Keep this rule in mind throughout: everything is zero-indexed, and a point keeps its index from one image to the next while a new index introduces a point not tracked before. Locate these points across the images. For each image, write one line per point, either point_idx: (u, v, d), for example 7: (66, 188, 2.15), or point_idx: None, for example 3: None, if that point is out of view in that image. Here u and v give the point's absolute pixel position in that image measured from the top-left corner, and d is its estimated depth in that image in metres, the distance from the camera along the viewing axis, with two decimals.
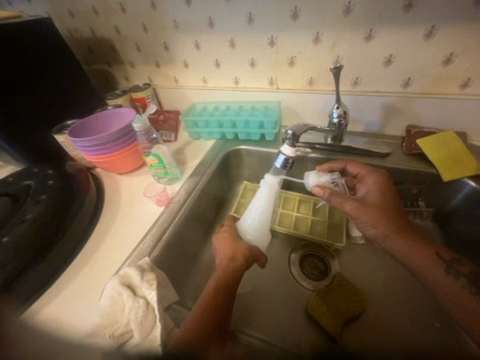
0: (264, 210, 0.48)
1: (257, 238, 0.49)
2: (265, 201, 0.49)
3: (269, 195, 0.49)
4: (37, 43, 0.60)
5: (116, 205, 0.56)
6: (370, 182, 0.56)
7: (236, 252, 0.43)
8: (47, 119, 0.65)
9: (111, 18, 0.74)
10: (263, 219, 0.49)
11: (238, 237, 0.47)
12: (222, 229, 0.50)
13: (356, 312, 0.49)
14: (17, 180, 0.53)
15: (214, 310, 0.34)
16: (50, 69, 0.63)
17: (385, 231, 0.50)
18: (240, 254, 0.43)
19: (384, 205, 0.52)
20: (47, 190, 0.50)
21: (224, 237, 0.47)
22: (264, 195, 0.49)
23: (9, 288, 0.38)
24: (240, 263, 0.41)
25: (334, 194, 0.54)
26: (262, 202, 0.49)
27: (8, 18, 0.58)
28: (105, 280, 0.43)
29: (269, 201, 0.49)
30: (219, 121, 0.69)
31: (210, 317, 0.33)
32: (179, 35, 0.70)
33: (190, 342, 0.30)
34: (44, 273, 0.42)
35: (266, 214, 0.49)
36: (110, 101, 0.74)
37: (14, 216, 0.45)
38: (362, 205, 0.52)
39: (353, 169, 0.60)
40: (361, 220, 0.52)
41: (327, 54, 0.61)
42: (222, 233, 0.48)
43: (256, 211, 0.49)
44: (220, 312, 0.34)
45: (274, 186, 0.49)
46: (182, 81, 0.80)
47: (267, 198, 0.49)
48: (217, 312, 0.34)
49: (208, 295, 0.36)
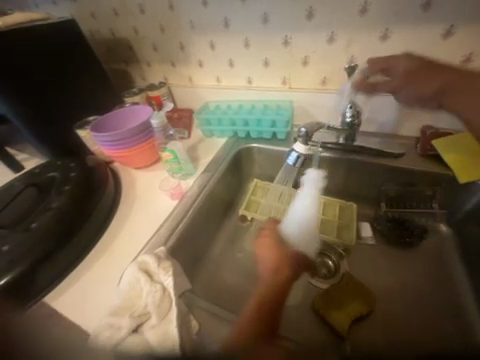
0: (309, 208, 0.45)
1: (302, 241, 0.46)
2: (311, 198, 0.46)
3: (314, 191, 0.46)
4: (64, 43, 0.64)
5: (132, 198, 0.58)
6: (402, 64, 0.51)
7: (281, 264, 0.40)
8: (69, 115, 0.68)
9: (131, 19, 0.77)
10: (308, 219, 0.45)
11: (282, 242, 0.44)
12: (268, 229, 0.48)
13: (363, 310, 0.50)
14: (42, 172, 0.57)
15: (264, 313, 0.34)
16: (72, 67, 0.67)
17: (436, 87, 0.49)
18: (286, 260, 0.41)
19: (426, 66, 0.50)
20: (70, 181, 0.53)
21: (266, 242, 0.44)
22: (311, 192, 0.46)
23: (37, 270, 0.42)
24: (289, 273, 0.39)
25: (378, 83, 0.54)
26: (306, 200, 0.46)
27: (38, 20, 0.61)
28: (122, 267, 0.46)
29: (315, 198, 0.46)
30: (232, 120, 0.70)
31: (260, 321, 0.33)
32: (195, 35, 0.73)
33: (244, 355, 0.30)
34: (68, 258, 0.46)
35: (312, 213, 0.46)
36: (127, 99, 0.77)
37: (41, 205, 0.48)
38: (412, 77, 0.51)
39: (381, 65, 0.53)
40: (417, 90, 0.51)
41: (342, 54, 0.61)
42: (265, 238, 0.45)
43: (300, 209, 0.46)
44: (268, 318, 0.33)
45: (319, 181, 0.46)
46: (196, 80, 0.82)
47: (314, 194, 0.46)
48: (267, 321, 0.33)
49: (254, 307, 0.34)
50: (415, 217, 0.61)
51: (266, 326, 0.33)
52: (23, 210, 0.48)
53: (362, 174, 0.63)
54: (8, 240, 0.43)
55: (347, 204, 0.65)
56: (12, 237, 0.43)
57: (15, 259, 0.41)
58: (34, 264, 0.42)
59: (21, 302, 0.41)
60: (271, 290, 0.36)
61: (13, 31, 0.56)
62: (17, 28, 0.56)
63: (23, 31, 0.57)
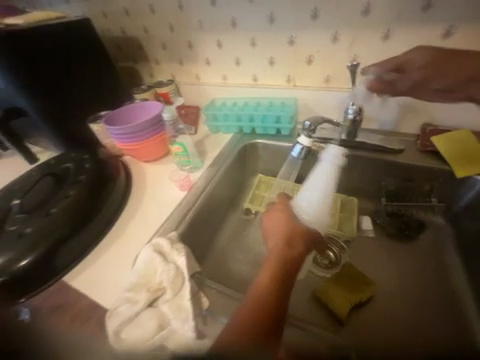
0: (323, 186, 0.48)
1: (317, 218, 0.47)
2: (327, 175, 0.48)
3: (329, 167, 0.48)
4: (79, 42, 0.67)
5: (142, 188, 0.61)
6: (420, 57, 0.50)
7: (292, 236, 0.42)
8: (82, 110, 0.71)
9: (141, 18, 0.80)
10: (325, 194, 0.48)
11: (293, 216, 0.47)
12: (273, 207, 0.50)
13: (362, 298, 0.52)
14: (57, 163, 0.60)
15: (269, 299, 0.34)
16: (86, 64, 0.70)
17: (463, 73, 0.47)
18: (297, 234, 0.43)
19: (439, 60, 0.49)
20: (85, 172, 0.56)
21: (277, 217, 0.47)
22: (326, 169, 0.48)
23: (56, 252, 0.45)
24: (299, 249, 0.41)
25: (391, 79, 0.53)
26: (322, 176, 0.48)
27: (54, 18, 0.65)
28: (134, 252, 0.48)
29: (332, 173, 0.48)
30: (238, 116, 0.73)
31: (267, 306, 0.33)
32: (203, 34, 0.75)
33: (258, 327, 0.31)
34: (84, 242, 0.48)
35: (328, 187, 0.48)
36: (137, 95, 0.80)
37: (58, 193, 0.51)
38: (432, 68, 0.49)
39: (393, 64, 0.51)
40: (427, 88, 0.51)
41: (345, 53, 0.63)
42: (275, 213, 0.48)
43: (317, 186, 0.48)
44: (279, 292, 0.35)
45: (337, 158, 0.48)
46: (203, 77, 0.85)
47: (329, 171, 0.48)
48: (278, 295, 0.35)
49: (264, 288, 0.35)
50: (415, 211, 0.63)
51: (274, 312, 0.33)
52: (40, 198, 0.50)
53: (364, 169, 0.65)
54: (30, 224, 0.45)
55: (347, 199, 0.67)
56: (33, 222, 0.46)
57: (37, 242, 0.43)
58: (55, 245, 0.45)
59: (42, 281, 0.44)
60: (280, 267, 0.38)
61: (30, 27, 0.58)
62: (34, 25, 0.58)
63: (40, 28, 0.59)
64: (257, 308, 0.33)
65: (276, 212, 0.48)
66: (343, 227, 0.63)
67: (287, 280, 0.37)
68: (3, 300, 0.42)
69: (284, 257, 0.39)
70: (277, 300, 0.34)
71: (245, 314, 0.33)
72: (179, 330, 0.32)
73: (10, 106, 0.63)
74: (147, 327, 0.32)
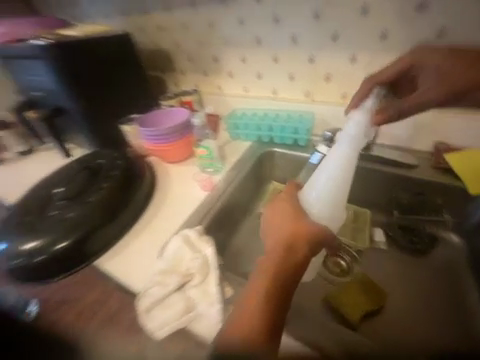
0: (339, 173, 0.47)
1: (331, 209, 0.46)
2: (344, 163, 0.47)
3: (349, 147, 0.48)
4: (118, 53, 0.75)
5: (166, 187, 0.65)
6: (432, 64, 0.52)
7: (296, 239, 0.39)
8: (115, 112, 0.77)
9: (174, 33, 0.88)
10: (344, 177, 0.47)
11: (302, 211, 0.43)
12: (275, 199, 0.46)
13: (372, 307, 0.53)
14: (92, 158, 0.65)
15: (268, 304, 0.34)
16: (122, 72, 0.77)
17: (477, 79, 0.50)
18: (303, 239, 0.39)
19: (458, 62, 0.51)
20: (116, 168, 0.60)
21: (280, 213, 0.43)
22: (342, 159, 0.47)
23: (88, 240, 0.49)
24: (302, 251, 0.38)
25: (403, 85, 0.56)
26: (339, 164, 0.47)
27: (100, 31, 0.72)
28: (158, 244, 0.52)
29: (351, 155, 0.48)
30: (257, 125, 0.78)
31: (258, 326, 0.33)
32: (229, 50, 0.82)
33: (255, 338, 0.32)
34: (112, 233, 0.52)
35: (346, 169, 0.47)
36: (164, 102, 0.86)
37: (93, 186, 0.56)
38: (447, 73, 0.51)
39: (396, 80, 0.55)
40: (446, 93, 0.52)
41: (362, 72, 0.68)
42: (279, 206, 0.44)
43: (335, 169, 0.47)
44: (279, 298, 0.35)
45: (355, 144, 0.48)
46: (225, 89, 0.91)
47: (345, 161, 0.47)
48: (279, 299, 0.35)
49: (260, 299, 0.34)
50: (427, 226, 0.64)
51: (271, 324, 0.33)
52: (77, 187, 0.55)
53: (378, 182, 0.67)
54: (67, 211, 0.50)
55: (360, 210, 0.69)
56: (70, 209, 0.50)
57: (73, 227, 0.48)
58: (88, 233, 0.49)
59: (74, 264, 0.48)
60: (279, 275, 0.36)
61: (80, 39, 0.65)
62: (85, 37, 0.66)
63: (88, 40, 0.67)
64: (244, 329, 0.33)
65: (279, 205, 0.44)
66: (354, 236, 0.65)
67: (290, 283, 0.37)
68: (41, 277, 0.47)
69: (284, 264, 0.37)
70: (275, 305, 0.34)
71: (242, 322, 0.33)
72: (205, 313, 0.36)
73: (55, 106, 0.70)
74: (177, 307, 0.36)
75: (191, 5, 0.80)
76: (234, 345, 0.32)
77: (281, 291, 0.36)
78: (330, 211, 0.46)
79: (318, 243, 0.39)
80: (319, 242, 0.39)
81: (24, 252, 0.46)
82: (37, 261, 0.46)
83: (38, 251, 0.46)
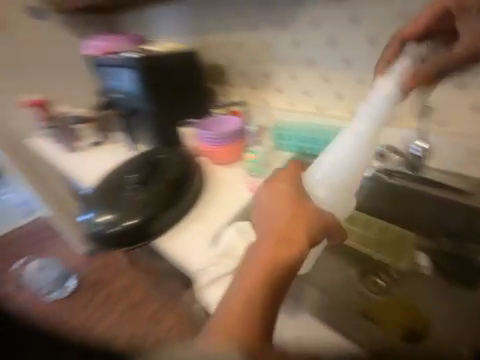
0: (349, 156, 0.51)
1: (335, 193, 0.51)
2: (355, 149, 0.51)
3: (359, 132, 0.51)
4: (184, 66, 0.87)
5: (215, 185, 0.72)
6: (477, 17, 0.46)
7: (278, 247, 0.41)
8: (175, 116, 0.88)
9: (232, 52, 0.99)
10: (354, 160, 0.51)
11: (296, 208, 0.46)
12: (274, 183, 0.51)
13: (413, 329, 0.47)
14: (154, 153, 0.75)
15: (254, 310, 0.37)
16: (185, 82, 0.88)
17: None
18: (286, 244, 0.41)
19: None
20: (175, 164, 0.69)
21: (263, 219, 0.46)
22: (353, 145, 0.51)
23: (149, 220, 0.58)
24: (300, 240, 0.42)
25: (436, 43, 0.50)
26: (351, 149, 0.51)
27: (172, 49, 0.86)
28: (207, 235, 0.58)
29: (369, 132, 0.50)
30: (301, 137, 0.82)
31: (245, 331, 0.36)
32: (282, 68, 0.89)
33: (242, 342, 0.35)
34: (168, 219, 0.59)
35: (356, 152, 0.51)
36: (215, 110, 0.95)
37: (156, 177, 0.66)
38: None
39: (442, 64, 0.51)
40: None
41: (414, 96, 0.69)
42: (263, 212, 0.47)
43: (342, 151, 0.51)
44: (265, 306, 0.38)
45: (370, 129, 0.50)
46: (271, 102, 0.97)
47: (356, 147, 0.51)
48: (265, 306, 0.38)
49: (245, 306, 0.37)
50: None
51: (256, 330, 0.36)
52: (145, 175, 0.66)
53: (424, 205, 0.65)
54: (135, 195, 0.61)
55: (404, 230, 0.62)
56: (139, 193, 0.62)
57: (139, 210, 0.58)
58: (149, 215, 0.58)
59: (136, 239, 0.57)
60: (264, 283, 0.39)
61: (157, 57, 0.80)
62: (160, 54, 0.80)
63: (162, 57, 0.81)
64: (232, 332, 0.36)
65: (264, 212, 0.47)
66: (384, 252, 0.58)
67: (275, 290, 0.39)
68: (111, 244, 0.58)
69: (267, 273, 0.39)
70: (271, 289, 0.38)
71: (229, 326, 0.36)
72: None
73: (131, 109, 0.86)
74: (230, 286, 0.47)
75: (250, 27, 0.89)
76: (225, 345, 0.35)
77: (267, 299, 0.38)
78: (336, 192, 0.51)
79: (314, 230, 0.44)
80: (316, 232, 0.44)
81: (102, 222, 0.58)
82: (110, 231, 0.57)
83: (113, 223, 0.57)
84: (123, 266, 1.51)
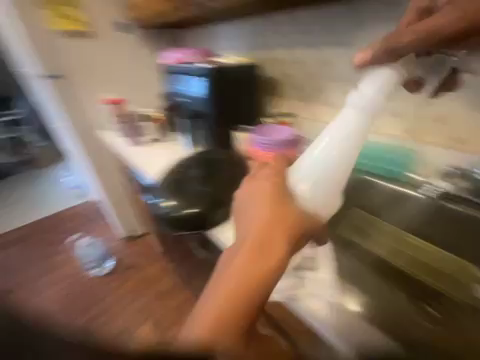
0: (337, 142, 0.48)
1: (317, 179, 0.48)
2: (344, 131, 0.48)
3: (340, 128, 0.49)
4: (243, 77, 0.96)
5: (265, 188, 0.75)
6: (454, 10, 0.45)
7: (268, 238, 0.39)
8: (231, 122, 0.97)
9: (288, 67, 1.04)
10: (341, 156, 0.49)
11: (285, 197, 0.44)
12: (253, 180, 0.47)
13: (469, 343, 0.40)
14: (211, 152, 0.83)
15: (240, 303, 0.35)
16: (243, 92, 0.97)
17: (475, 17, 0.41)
18: (280, 233, 0.40)
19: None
20: (230, 164, 0.76)
21: (248, 208, 0.43)
22: (345, 127, 0.48)
23: (207, 210, 0.65)
24: (276, 248, 0.38)
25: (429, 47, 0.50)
26: (338, 132, 0.48)
27: (234, 62, 0.96)
28: None
29: (361, 122, 0.48)
30: None
31: (229, 326, 0.34)
32: (339, 84, 0.91)
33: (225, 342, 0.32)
34: (222, 213, 0.66)
35: (343, 150, 0.48)
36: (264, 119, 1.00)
37: (213, 173, 0.74)
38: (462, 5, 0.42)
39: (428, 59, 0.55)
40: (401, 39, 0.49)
41: None
42: (253, 197, 0.44)
43: (329, 150, 0.49)
44: (252, 302, 0.36)
45: (366, 110, 0.48)
46: (324, 116, 0.99)
47: (349, 130, 0.48)
48: (251, 303, 0.36)
49: (231, 300, 0.35)
50: None
51: (240, 324, 0.35)
52: (198, 172, 0.74)
53: None
54: (190, 187, 0.70)
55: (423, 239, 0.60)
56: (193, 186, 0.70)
57: (198, 200, 0.66)
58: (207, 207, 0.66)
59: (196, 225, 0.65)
60: (253, 281, 0.36)
61: (222, 68, 0.92)
62: (224, 67, 0.92)
63: (226, 70, 0.92)
64: (217, 327, 0.33)
65: (249, 200, 0.44)
66: (440, 281, 0.52)
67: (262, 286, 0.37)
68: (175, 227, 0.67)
69: (254, 268, 0.37)
70: (244, 301, 0.35)
71: (213, 320, 0.33)
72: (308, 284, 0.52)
73: (193, 112, 0.98)
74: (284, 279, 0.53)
75: (312, 46, 0.95)
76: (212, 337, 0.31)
77: (254, 296, 0.36)
78: (316, 188, 0.48)
79: (297, 231, 0.41)
80: (298, 236, 0.41)
81: (167, 206, 0.67)
82: (173, 215, 0.66)
83: (174, 208, 0.67)
84: (157, 255, 1.61)
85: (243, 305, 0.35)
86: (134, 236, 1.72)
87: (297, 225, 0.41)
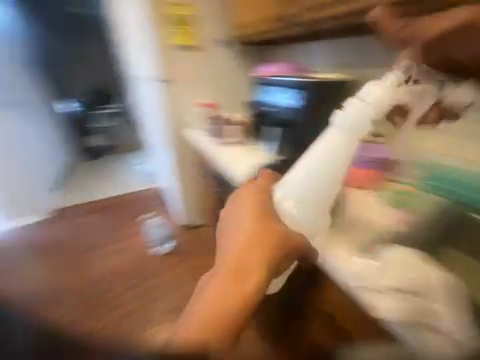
0: (321, 157, 0.59)
1: (301, 190, 0.59)
2: (325, 150, 0.59)
3: (324, 154, 0.59)
4: (337, 91, 0.98)
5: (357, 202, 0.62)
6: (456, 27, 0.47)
7: (253, 249, 0.46)
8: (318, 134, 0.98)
9: None
10: (327, 182, 0.60)
11: (265, 213, 0.53)
12: (239, 194, 0.58)
13: None
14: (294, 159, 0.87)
15: (230, 305, 0.40)
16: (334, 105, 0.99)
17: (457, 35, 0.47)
18: (260, 246, 0.46)
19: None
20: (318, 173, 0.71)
21: (234, 221, 0.53)
22: (326, 144, 0.59)
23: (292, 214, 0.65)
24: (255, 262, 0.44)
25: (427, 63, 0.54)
26: (321, 150, 0.60)
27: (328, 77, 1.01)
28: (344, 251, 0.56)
29: (340, 144, 0.59)
30: None
31: (219, 321, 0.37)
32: None
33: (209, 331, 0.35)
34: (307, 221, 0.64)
35: (325, 176, 0.59)
36: None
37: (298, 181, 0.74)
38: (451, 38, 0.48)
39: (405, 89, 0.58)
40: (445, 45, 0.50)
41: None
42: (238, 212, 0.54)
43: (314, 172, 0.59)
44: (236, 305, 0.40)
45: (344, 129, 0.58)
46: None
47: (329, 146, 0.59)
48: (236, 307, 0.40)
49: (221, 299, 0.40)
50: None
51: (227, 325, 0.37)
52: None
53: None
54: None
55: (456, 253, 0.47)
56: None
57: None
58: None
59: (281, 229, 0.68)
60: (238, 289, 0.42)
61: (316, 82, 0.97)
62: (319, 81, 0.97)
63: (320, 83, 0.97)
64: (208, 323, 0.36)
65: (238, 215, 0.54)
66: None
67: (241, 292, 0.41)
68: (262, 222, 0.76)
69: (238, 275, 0.43)
70: (229, 311, 0.39)
71: (204, 317, 0.37)
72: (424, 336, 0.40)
73: (283, 121, 1.06)
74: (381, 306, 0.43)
75: (392, 65, 0.92)
76: (201, 328, 0.35)
77: (239, 299, 0.41)
78: (302, 207, 0.59)
79: (286, 249, 0.48)
80: (283, 254, 0.47)
81: None
82: None
83: None
84: (208, 248, 1.67)
85: (225, 317, 0.38)
86: (190, 226, 1.84)
87: (283, 247, 0.48)
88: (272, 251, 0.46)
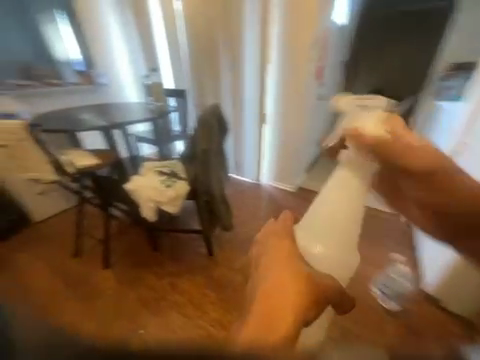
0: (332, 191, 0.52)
1: (330, 239, 0.52)
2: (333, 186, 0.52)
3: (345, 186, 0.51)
4: None
5: None
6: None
7: (283, 276, 0.41)
8: None
9: None
10: (349, 228, 0.53)
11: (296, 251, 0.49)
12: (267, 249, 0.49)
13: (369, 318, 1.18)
14: None
15: (287, 332, 0.33)
16: None
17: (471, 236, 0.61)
18: (290, 261, 0.45)
19: None
20: None
21: (272, 246, 0.49)
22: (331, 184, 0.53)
23: None
24: (289, 310, 0.36)
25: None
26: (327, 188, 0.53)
27: None
28: None
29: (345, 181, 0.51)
30: None
31: (289, 328, 0.34)
32: None
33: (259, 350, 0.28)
34: None
35: (334, 216, 0.51)
36: None
37: None
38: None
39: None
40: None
41: None
42: (278, 244, 0.49)
43: (323, 212, 0.52)
44: (290, 323, 0.35)
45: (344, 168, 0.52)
46: None
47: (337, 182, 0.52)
48: (293, 325, 0.35)
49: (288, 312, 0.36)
50: None
51: (290, 334, 0.33)
52: None
53: None
54: None
55: None
56: None
57: None
58: None
59: None
60: (296, 314, 0.36)
61: None
62: None
63: None
64: (272, 330, 0.33)
65: (277, 245, 0.49)
66: None
67: (298, 324, 0.36)
68: None
69: (311, 285, 0.41)
70: (286, 327, 0.34)
71: (263, 336, 0.32)
72: None
73: None
74: None
75: None
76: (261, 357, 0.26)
77: (293, 323, 0.35)
78: (325, 238, 0.52)
79: (319, 286, 0.42)
80: (319, 298, 0.41)
81: None
82: None
83: None
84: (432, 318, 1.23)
85: (284, 330, 0.33)
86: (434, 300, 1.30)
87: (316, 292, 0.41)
88: (304, 295, 0.38)
